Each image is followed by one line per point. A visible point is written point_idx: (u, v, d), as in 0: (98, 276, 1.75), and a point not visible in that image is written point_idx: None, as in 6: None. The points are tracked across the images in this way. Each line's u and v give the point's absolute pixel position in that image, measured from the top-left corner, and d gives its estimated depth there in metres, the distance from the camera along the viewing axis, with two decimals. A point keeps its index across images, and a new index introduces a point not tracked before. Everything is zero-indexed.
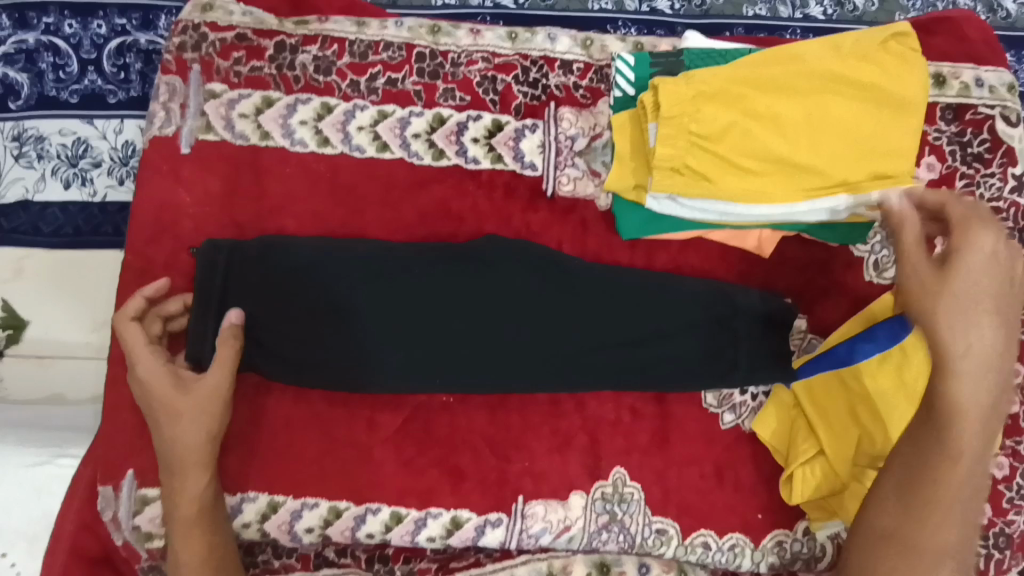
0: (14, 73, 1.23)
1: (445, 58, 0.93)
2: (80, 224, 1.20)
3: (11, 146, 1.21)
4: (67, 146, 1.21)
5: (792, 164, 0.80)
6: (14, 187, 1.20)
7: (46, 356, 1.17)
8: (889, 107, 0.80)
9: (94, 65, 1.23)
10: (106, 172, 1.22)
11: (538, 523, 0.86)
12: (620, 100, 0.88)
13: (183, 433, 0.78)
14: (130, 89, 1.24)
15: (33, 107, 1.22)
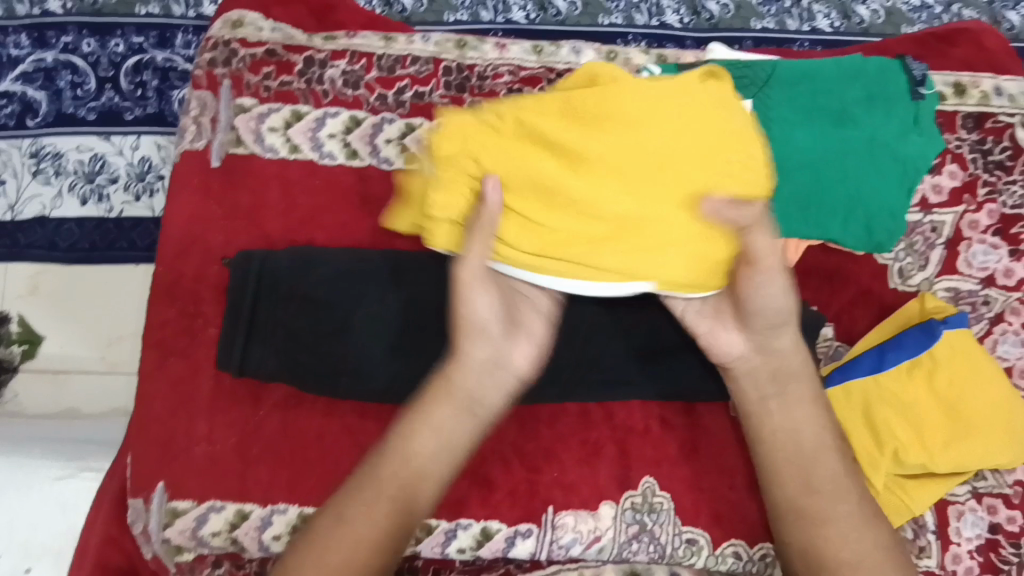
0: (33, 91, 1.24)
1: (472, 72, 0.94)
2: (95, 239, 1.20)
3: (29, 163, 1.23)
4: (84, 163, 1.23)
5: (581, 213, 0.66)
6: (32, 204, 1.21)
7: (61, 372, 1.17)
8: (698, 141, 0.65)
9: (111, 82, 1.25)
10: (122, 188, 1.22)
11: (568, 533, 0.85)
12: None
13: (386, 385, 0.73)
14: (146, 106, 1.25)
15: (51, 124, 1.24)
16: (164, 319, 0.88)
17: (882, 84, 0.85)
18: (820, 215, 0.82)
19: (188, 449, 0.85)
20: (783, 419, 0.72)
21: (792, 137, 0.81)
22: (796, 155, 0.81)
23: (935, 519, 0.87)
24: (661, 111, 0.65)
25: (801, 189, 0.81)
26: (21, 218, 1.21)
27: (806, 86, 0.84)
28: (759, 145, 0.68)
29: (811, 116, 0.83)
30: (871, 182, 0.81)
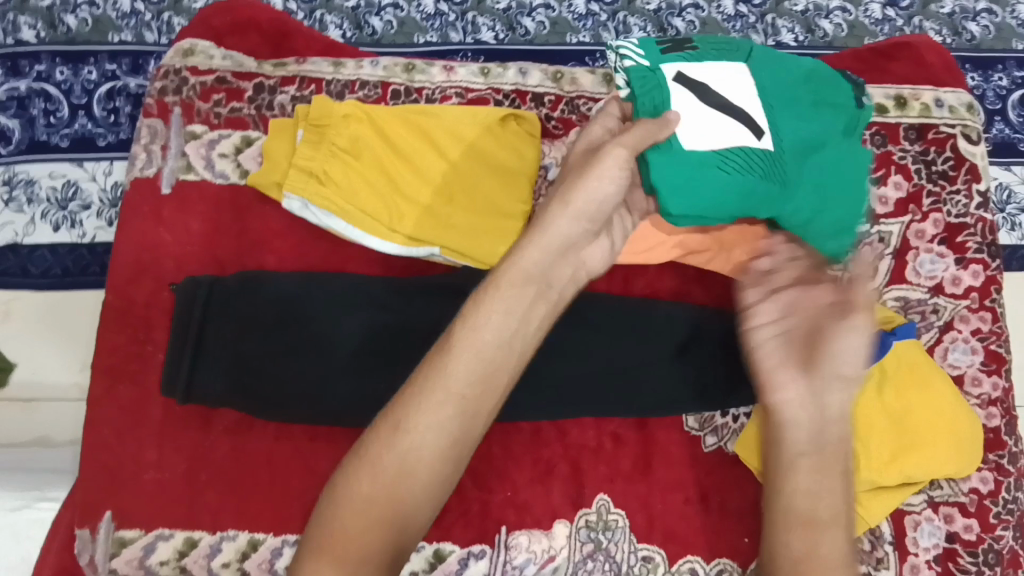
0: (6, 120, 1.25)
1: (420, 95, 0.95)
2: (68, 265, 1.20)
3: (1, 191, 1.23)
4: (57, 189, 1.23)
5: (426, 209, 0.87)
6: (4, 231, 1.21)
7: (32, 400, 1.16)
8: (456, 156, 0.88)
9: (85, 109, 1.26)
10: (95, 214, 1.23)
11: (522, 554, 0.84)
12: (637, 71, 0.77)
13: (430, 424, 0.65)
14: (119, 131, 1.26)
15: (24, 151, 1.24)
16: (113, 346, 0.88)
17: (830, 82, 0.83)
18: (798, 211, 0.78)
19: (136, 477, 0.85)
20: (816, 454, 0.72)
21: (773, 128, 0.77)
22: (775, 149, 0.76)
23: (892, 530, 0.87)
24: (416, 145, 0.88)
25: (787, 180, 0.77)
26: None
27: (774, 71, 0.80)
28: (522, 164, 0.89)
29: (785, 103, 0.79)
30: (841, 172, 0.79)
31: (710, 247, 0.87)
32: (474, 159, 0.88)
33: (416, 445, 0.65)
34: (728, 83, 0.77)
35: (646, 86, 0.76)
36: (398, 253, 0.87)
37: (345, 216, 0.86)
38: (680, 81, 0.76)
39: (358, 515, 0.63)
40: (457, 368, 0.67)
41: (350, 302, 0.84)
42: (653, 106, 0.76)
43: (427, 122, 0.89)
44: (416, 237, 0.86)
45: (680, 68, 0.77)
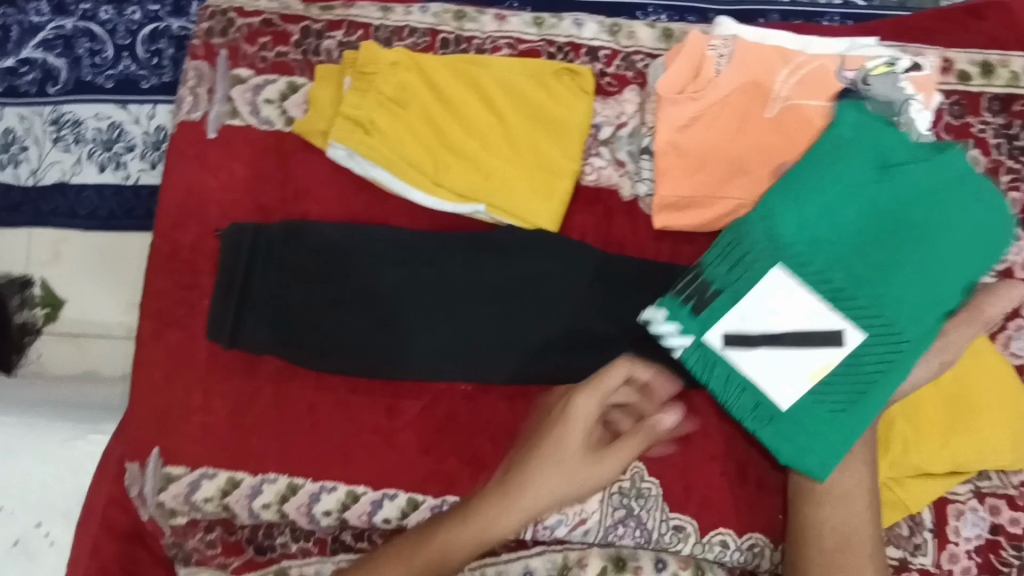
0: (52, 59, 1.26)
1: (470, 45, 0.92)
2: (114, 207, 1.22)
3: (49, 130, 1.23)
4: (102, 130, 1.23)
5: (473, 164, 0.85)
6: (52, 170, 1.23)
7: (80, 337, 1.20)
8: (506, 111, 0.85)
9: (128, 50, 1.25)
10: (139, 156, 1.22)
11: (554, 514, 0.85)
12: (696, 351, 0.77)
13: (458, 540, 0.75)
14: (162, 74, 1.25)
15: (70, 91, 1.25)
16: (161, 289, 0.90)
17: (860, 125, 0.76)
18: (960, 270, 0.73)
19: (183, 417, 0.87)
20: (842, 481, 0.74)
21: (875, 318, 0.72)
22: (856, 240, 0.73)
23: (933, 518, 0.85)
24: (465, 97, 0.86)
25: (907, 350, 0.72)
26: (43, 183, 1.22)
27: (813, 196, 0.74)
28: (574, 121, 0.86)
29: (866, 257, 0.73)
30: (961, 211, 0.73)
31: None
32: (524, 115, 0.86)
33: (448, 551, 0.74)
34: (787, 316, 0.74)
35: (705, 364, 0.77)
36: (442, 207, 0.85)
37: (391, 168, 0.85)
38: (731, 346, 0.76)
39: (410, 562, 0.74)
40: (526, 491, 0.75)
41: (392, 257, 0.83)
42: (703, 358, 0.77)
43: (477, 73, 0.86)
44: (461, 191, 0.84)
45: (727, 331, 0.76)
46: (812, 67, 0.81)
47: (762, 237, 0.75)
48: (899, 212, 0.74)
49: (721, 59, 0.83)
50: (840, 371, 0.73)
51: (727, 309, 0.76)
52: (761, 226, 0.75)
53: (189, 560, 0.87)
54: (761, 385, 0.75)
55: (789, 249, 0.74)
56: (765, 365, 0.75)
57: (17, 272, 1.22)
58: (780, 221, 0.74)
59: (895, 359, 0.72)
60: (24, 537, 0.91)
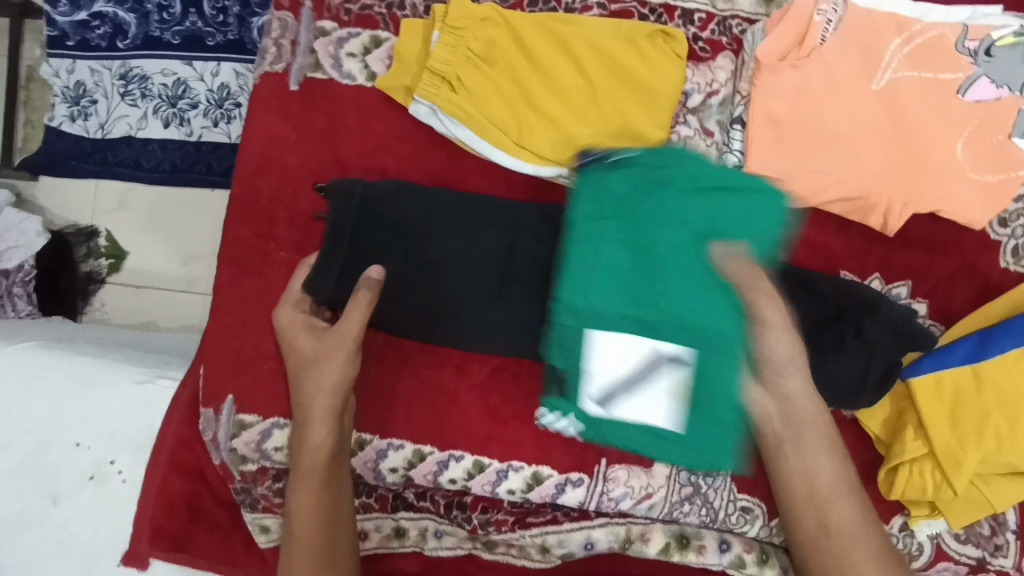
0: (123, 13, 1.22)
1: (560, 3, 0.88)
2: (177, 161, 1.22)
3: (118, 84, 1.22)
4: (168, 86, 1.21)
5: (557, 127, 0.82)
6: (119, 124, 1.22)
7: (142, 287, 1.24)
8: (594, 73, 0.83)
9: (195, 7, 1.20)
10: (202, 113, 1.21)
11: (619, 487, 0.84)
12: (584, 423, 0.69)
13: (303, 499, 0.77)
14: (228, 32, 1.21)
15: (138, 47, 1.22)
16: (238, 239, 0.90)
17: (585, 178, 0.72)
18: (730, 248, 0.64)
19: (256, 365, 0.88)
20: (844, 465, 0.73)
21: (692, 325, 0.62)
22: (685, 263, 0.64)
23: (1018, 518, 0.82)
24: (552, 57, 0.83)
25: (752, 344, 0.65)
26: (111, 137, 1.23)
27: (589, 254, 0.67)
28: (666, 87, 0.82)
29: (642, 286, 0.64)
30: (674, 221, 0.64)
31: (864, 196, 0.79)
32: (614, 78, 0.83)
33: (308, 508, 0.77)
34: (609, 361, 0.63)
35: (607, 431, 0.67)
36: (524, 169, 0.84)
37: (474, 126, 0.83)
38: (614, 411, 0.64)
39: (305, 540, 0.76)
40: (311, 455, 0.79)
41: (492, 228, 0.81)
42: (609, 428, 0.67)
43: (568, 32, 0.83)
44: (542, 154, 0.83)
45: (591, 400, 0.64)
46: (929, 36, 0.77)
47: (572, 315, 0.66)
48: (689, 229, 0.65)
49: (829, 25, 0.78)
50: (705, 392, 0.63)
51: (582, 380, 0.65)
52: (564, 306, 0.66)
53: (256, 505, 0.88)
54: (666, 426, 0.64)
55: (604, 315, 0.64)
56: (653, 415, 0.64)
57: (85, 223, 1.25)
58: (586, 295, 0.65)
59: (745, 359, 0.66)
60: (97, 472, 0.94)
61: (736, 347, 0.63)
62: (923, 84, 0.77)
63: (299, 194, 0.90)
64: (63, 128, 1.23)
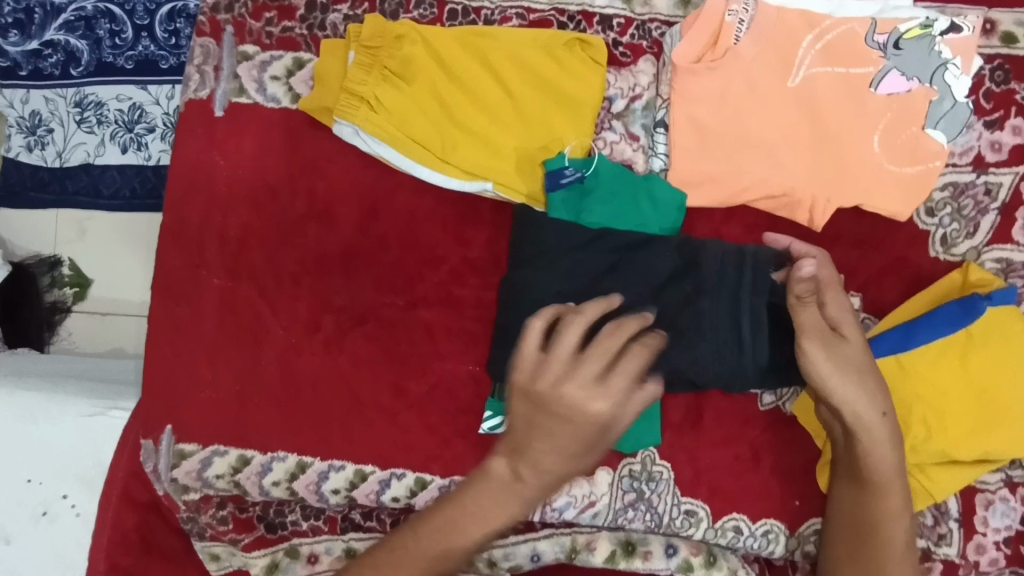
0: (74, 40, 1.18)
1: (479, 16, 0.88)
2: (136, 187, 1.18)
3: (73, 112, 1.18)
4: (124, 112, 1.18)
5: (480, 141, 0.82)
6: (76, 152, 1.18)
7: (107, 314, 1.20)
8: (515, 86, 0.82)
9: (148, 31, 1.18)
10: (161, 137, 1.18)
11: (562, 497, 0.84)
12: None
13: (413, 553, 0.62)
14: (182, 55, 1.18)
15: (93, 73, 1.18)
16: (170, 267, 0.89)
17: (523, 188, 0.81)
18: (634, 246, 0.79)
19: (195, 393, 0.88)
20: (879, 446, 0.72)
21: None
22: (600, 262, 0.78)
23: (960, 506, 0.81)
24: (472, 71, 0.83)
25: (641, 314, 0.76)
26: (69, 166, 1.18)
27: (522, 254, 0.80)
28: (587, 96, 0.83)
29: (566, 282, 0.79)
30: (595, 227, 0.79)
31: (788, 193, 0.79)
32: (535, 89, 0.83)
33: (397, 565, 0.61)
34: None
35: None
36: (450, 185, 0.84)
37: (396, 144, 0.82)
38: None
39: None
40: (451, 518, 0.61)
41: None
42: None
43: (487, 45, 0.83)
44: (467, 169, 0.82)
45: None
46: (839, 32, 0.77)
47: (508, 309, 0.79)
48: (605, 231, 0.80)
49: (741, 25, 0.78)
50: None
51: None
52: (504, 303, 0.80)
53: (204, 534, 0.87)
54: None
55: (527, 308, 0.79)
56: None
57: (46, 252, 1.20)
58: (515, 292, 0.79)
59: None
60: (50, 507, 0.92)
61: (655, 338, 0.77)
62: (836, 79, 0.77)
63: (230, 219, 0.89)
64: (20, 159, 1.19)
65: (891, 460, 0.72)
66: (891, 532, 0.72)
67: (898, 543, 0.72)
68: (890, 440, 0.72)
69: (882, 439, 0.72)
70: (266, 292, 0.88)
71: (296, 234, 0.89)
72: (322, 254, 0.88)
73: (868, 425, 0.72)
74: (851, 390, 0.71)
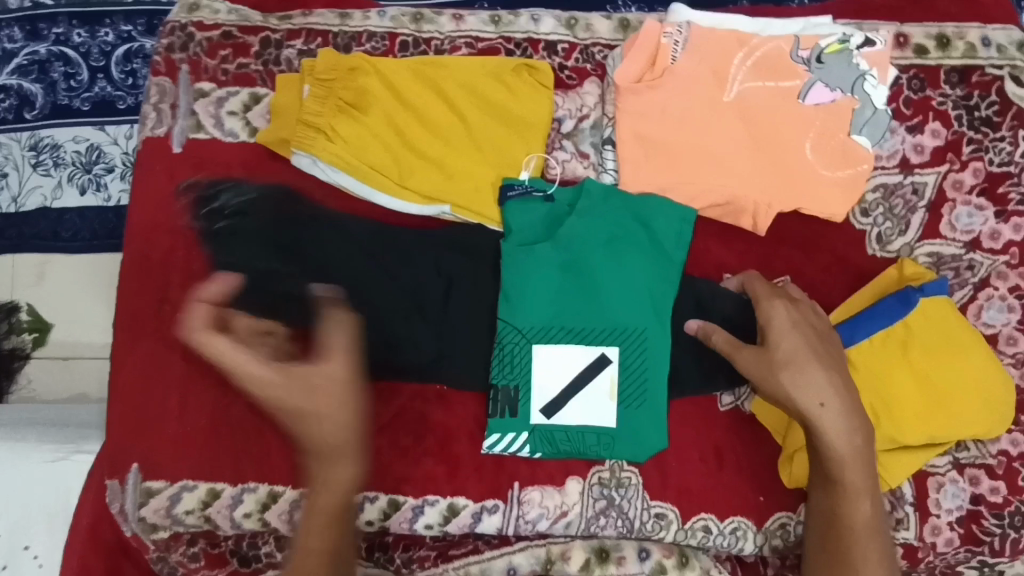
0: (28, 84, 1.18)
1: (429, 46, 0.92)
2: (96, 229, 1.17)
3: (28, 156, 1.18)
4: (82, 153, 1.18)
5: (436, 166, 0.85)
6: (33, 196, 1.18)
7: (68, 359, 1.17)
8: (468, 112, 0.86)
9: (103, 72, 1.18)
10: (120, 177, 1.18)
11: (535, 508, 0.85)
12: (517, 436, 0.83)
13: (320, 423, 0.66)
14: (138, 95, 1.19)
15: (48, 116, 1.18)
16: (131, 305, 0.89)
17: (522, 212, 0.83)
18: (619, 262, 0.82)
19: (160, 430, 0.87)
20: (843, 434, 0.74)
21: (617, 329, 0.81)
22: (600, 282, 0.81)
23: (914, 491, 0.85)
24: (424, 99, 0.86)
25: (654, 334, 0.81)
26: (24, 210, 1.17)
27: (521, 278, 0.81)
28: (538, 120, 0.86)
29: (571, 302, 0.82)
30: (594, 249, 0.82)
31: (731, 201, 0.83)
32: (487, 114, 0.86)
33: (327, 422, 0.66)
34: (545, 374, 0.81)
35: (548, 442, 0.83)
36: (408, 209, 0.85)
37: (353, 171, 0.85)
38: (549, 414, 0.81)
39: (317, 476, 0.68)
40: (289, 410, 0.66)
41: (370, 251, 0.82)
42: (542, 435, 0.82)
43: (437, 75, 0.86)
44: (424, 192, 0.85)
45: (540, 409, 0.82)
46: (767, 48, 0.83)
47: (512, 332, 0.81)
48: (605, 249, 0.82)
49: (677, 46, 0.83)
50: (629, 383, 0.81)
51: (529, 396, 0.82)
52: (506, 325, 0.81)
53: (175, 573, 0.87)
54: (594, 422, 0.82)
55: (536, 329, 0.81)
56: (586, 414, 0.82)
57: (2, 299, 1.17)
58: (521, 316, 0.81)
59: (649, 344, 0.81)
60: (11, 560, 0.88)
61: (664, 341, 0.81)
62: (766, 92, 0.82)
63: (191, 255, 0.90)
64: None
65: (862, 455, 0.74)
66: (860, 537, 0.74)
67: (872, 547, 0.74)
68: (851, 442, 0.74)
69: (847, 421, 0.74)
70: None
71: None
72: None
73: (844, 458, 0.74)
74: (819, 378, 0.74)
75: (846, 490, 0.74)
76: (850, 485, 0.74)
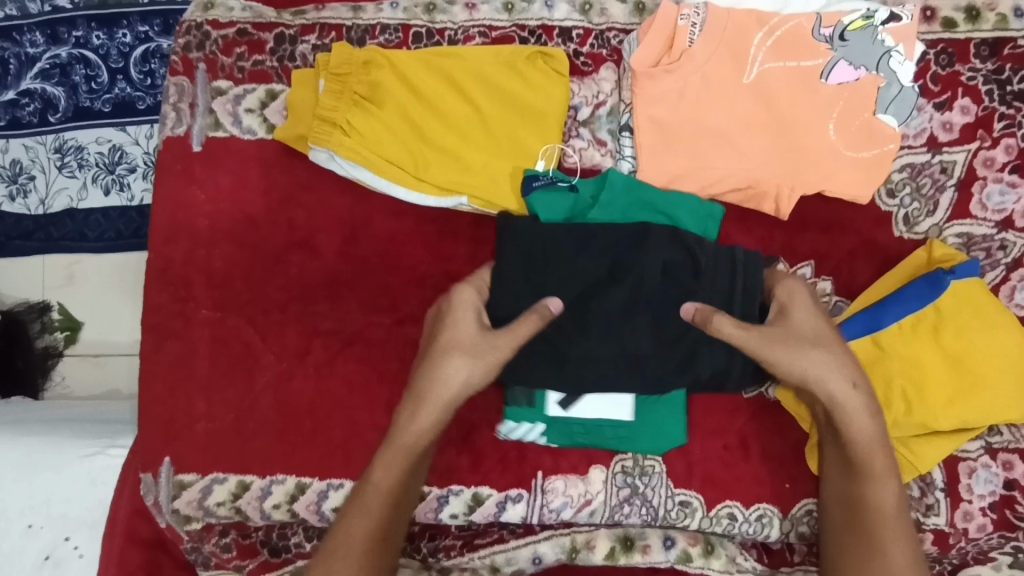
0: (51, 88, 1.20)
1: (443, 37, 0.92)
2: (121, 228, 1.20)
3: (54, 158, 1.20)
4: (104, 154, 1.20)
5: (451, 158, 0.85)
6: (60, 197, 1.20)
7: (100, 357, 1.20)
8: (482, 102, 0.85)
9: (122, 73, 1.20)
10: (142, 176, 1.20)
11: (558, 497, 0.86)
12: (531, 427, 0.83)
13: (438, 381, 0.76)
14: (157, 94, 1.20)
15: (71, 119, 1.20)
16: (159, 305, 0.91)
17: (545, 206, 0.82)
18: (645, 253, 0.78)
19: (189, 425, 0.89)
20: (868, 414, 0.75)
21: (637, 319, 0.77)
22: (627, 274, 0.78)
23: (944, 476, 0.84)
24: (437, 90, 0.86)
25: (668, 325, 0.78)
26: (52, 212, 1.20)
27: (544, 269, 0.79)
28: (554, 107, 0.86)
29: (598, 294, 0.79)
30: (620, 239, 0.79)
31: (753, 185, 0.82)
32: (501, 104, 0.86)
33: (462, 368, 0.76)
34: None
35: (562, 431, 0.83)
36: (426, 202, 0.86)
37: (369, 165, 0.85)
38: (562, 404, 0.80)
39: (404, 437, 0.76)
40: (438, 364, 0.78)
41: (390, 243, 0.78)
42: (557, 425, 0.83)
43: (450, 65, 0.86)
44: (440, 183, 0.85)
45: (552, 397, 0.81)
46: (787, 28, 0.81)
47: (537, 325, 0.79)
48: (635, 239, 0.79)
49: (694, 28, 0.81)
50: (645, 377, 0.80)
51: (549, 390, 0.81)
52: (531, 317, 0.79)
53: (208, 563, 0.89)
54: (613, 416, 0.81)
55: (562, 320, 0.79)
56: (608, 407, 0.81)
57: (35, 299, 1.21)
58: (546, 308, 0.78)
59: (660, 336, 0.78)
60: (54, 551, 0.90)
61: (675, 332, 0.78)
62: (787, 73, 0.80)
63: (214, 253, 0.91)
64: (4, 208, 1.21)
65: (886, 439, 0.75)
66: (885, 523, 0.74)
67: (899, 532, 0.74)
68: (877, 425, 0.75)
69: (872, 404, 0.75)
70: (254, 321, 0.90)
71: (280, 260, 0.91)
72: (305, 280, 0.91)
73: (863, 438, 0.75)
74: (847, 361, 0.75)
75: (873, 473, 0.75)
76: (877, 465, 0.75)
